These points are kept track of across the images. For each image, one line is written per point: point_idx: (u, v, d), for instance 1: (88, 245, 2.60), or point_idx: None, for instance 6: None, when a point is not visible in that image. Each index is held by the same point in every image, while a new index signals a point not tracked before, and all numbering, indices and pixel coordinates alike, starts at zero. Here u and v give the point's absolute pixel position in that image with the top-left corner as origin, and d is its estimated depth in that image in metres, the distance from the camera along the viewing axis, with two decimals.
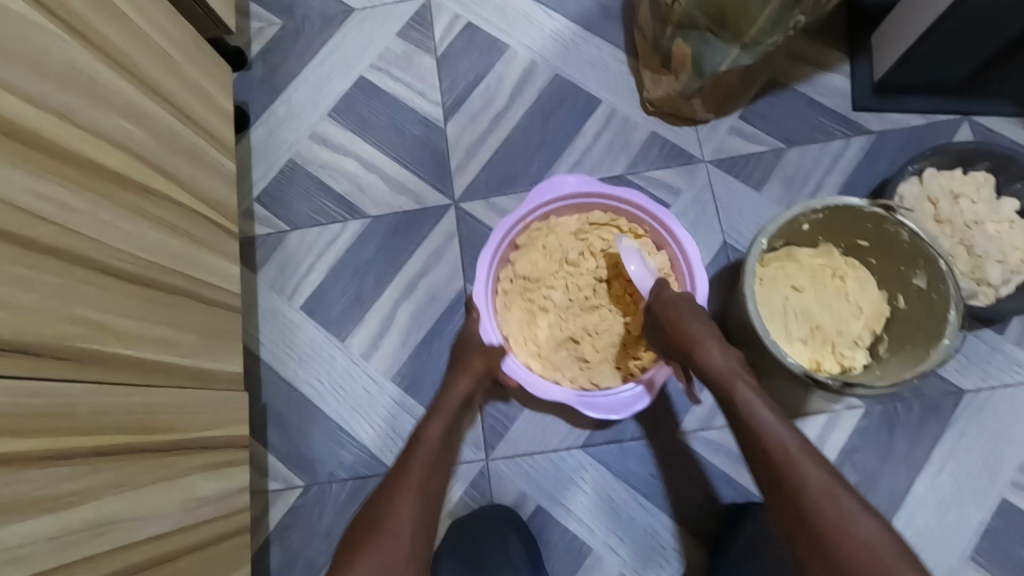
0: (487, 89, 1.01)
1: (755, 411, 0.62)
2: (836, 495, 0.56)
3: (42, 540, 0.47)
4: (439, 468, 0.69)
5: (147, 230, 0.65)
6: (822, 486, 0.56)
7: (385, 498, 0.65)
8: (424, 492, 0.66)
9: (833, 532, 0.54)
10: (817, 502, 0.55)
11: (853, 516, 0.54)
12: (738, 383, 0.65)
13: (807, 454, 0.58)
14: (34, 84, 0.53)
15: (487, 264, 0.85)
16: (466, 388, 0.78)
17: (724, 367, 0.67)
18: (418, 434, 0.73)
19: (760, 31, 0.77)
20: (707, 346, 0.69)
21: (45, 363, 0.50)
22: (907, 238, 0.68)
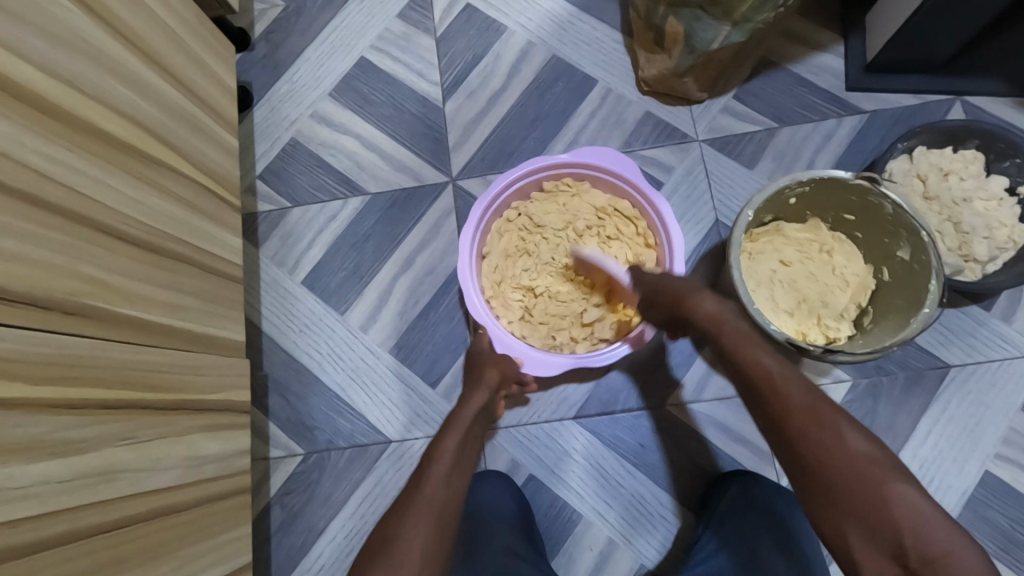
0: (484, 68, 1.03)
1: (746, 351, 0.63)
2: (828, 419, 0.56)
3: (53, 482, 0.50)
4: (456, 481, 0.63)
5: (151, 196, 0.67)
6: (807, 410, 0.57)
7: (398, 517, 0.58)
8: (438, 512, 0.59)
9: (831, 461, 0.54)
10: (807, 432, 0.56)
11: (843, 438, 0.55)
12: (725, 325, 0.66)
13: (794, 381, 0.60)
14: (43, 51, 0.55)
15: (475, 222, 0.87)
16: (480, 401, 0.75)
17: (713, 310, 0.68)
18: (429, 452, 0.67)
19: (749, 9, 0.77)
20: (696, 296, 0.70)
21: (54, 317, 0.52)
22: (890, 210, 0.69)
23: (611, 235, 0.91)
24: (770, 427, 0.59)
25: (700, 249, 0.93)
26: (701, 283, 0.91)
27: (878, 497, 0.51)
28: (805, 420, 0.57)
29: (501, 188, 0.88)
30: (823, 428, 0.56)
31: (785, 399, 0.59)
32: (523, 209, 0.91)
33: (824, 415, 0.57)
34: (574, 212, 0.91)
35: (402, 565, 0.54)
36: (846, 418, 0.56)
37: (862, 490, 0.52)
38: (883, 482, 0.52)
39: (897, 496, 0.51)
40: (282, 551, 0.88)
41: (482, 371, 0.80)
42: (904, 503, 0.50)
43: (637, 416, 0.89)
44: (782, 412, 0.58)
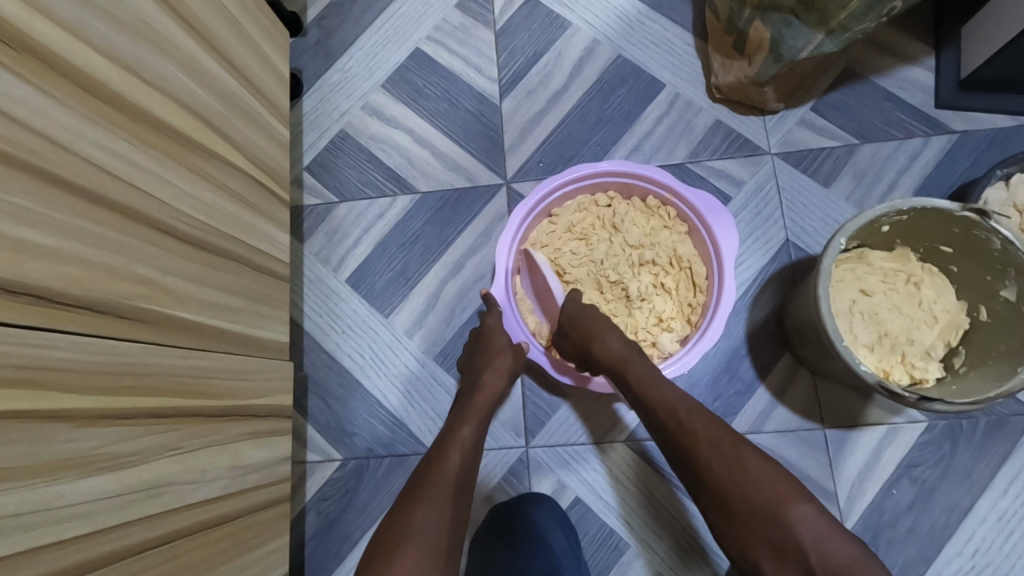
0: (545, 66, 0.98)
1: (648, 386, 0.65)
2: (729, 447, 0.58)
3: (103, 498, 0.47)
4: (467, 473, 0.63)
5: (205, 191, 0.64)
6: (709, 440, 0.59)
7: (414, 503, 0.58)
8: (456, 501, 0.60)
9: (733, 490, 0.56)
10: (710, 464, 0.58)
11: (745, 466, 0.56)
12: (631, 364, 0.68)
13: (698, 416, 0.61)
14: (105, 35, 0.51)
15: (518, 223, 0.82)
16: (496, 389, 0.73)
17: (616, 349, 0.70)
18: (444, 439, 0.66)
19: (849, 18, 0.71)
20: (603, 333, 0.71)
21: (109, 321, 0.49)
22: (999, 246, 0.64)
23: (667, 286, 0.83)
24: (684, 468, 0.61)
25: (768, 270, 0.87)
26: (769, 306, 0.86)
27: (780, 519, 0.53)
28: (707, 451, 0.59)
29: (586, 172, 0.83)
30: (726, 459, 0.57)
31: (687, 431, 0.61)
32: (614, 204, 0.85)
33: (727, 443, 0.59)
34: (656, 239, 0.84)
35: (423, 547, 0.54)
36: (748, 446, 0.58)
37: (762, 512, 0.54)
38: (785, 502, 0.54)
39: (798, 518, 0.52)
40: (316, 560, 0.86)
41: (496, 355, 0.76)
42: (804, 526, 0.52)
43: None
44: (687, 447, 0.60)
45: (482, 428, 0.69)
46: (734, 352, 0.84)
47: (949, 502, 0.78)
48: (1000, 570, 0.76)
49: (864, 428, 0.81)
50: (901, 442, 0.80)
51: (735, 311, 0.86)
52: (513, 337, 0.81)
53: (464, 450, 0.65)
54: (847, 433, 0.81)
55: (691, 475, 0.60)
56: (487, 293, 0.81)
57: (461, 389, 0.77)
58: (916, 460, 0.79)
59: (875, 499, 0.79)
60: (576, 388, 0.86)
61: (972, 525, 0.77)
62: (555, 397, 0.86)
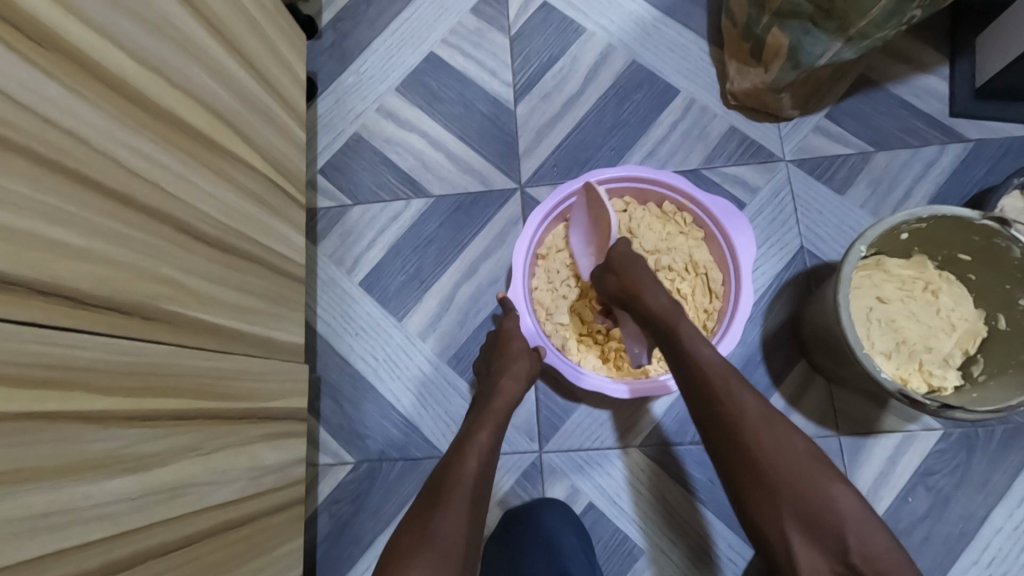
0: (561, 71, 0.98)
1: (699, 348, 0.62)
2: (776, 426, 0.58)
3: (126, 499, 0.47)
4: (484, 478, 0.63)
5: (226, 192, 0.64)
6: (759, 414, 0.58)
7: (433, 508, 0.58)
8: (474, 507, 0.59)
9: (779, 468, 0.56)
10: (755, 434, 0.57)
11: (788, 441, 0.57)
12: (678, 319, 0.65)
13: (747, 388, 0.60)
14: (132, 36, 0.52)
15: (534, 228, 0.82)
16: (513, 395, 0.73)
17: (663, 305, 0.66)
18: (461, 444, 0.66)
19: (869, 25, 0.71)
20: (647, 287, 0.67)
21: (134, 322, 0.49)
22: (1019, 254, 0.64)
23: (683, 291, 0.83)
24: (716, 435, 0.60)
25: (783, 276, 0.87)
26: (783, 313, 0.86)
27: (823, 499, 0.54)
28: (757, 426, 0.57)
29: (602, 177, 0.83)
30: (774, 433, 0.57)
31: (735, 402, 0.59)
32: (630, 208, 0.85)
33: (771, 420, 0.58)
34: (672, 244, 0.84)
35: (441, 552, 0.54)
36: (789, 424, 0.59)
37: (803, 489, 0.55)
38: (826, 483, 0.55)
39: (841, 499, 0.54)
40: (328, 563, 0.86)
41: (513, 360, 0.76)
42: (847, 507, 0.54)
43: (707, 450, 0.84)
44: (733, 419, 0.58)
45: (499, 434, 0.69)
46: (748, 358, 0.84)
47: (965, 511, 0.78)
48: None
49: (879, 436, 0.80)
50: (917, 450, 0.80)
51: (750, 317, 0.86)
52: (530, 341, 0.80)
53: (482, 456, 0.64)
54: (862, 440, 0.81)
55: (723, 446, 0.59)
56: (504, 297, 0.81)
57: (478, 393, 0.76)
58: (931, 469, 0.79)
59: (890, 507, 0.79)
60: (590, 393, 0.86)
61: (988, 533, 0.77)
62: (569, 401, 0.86)
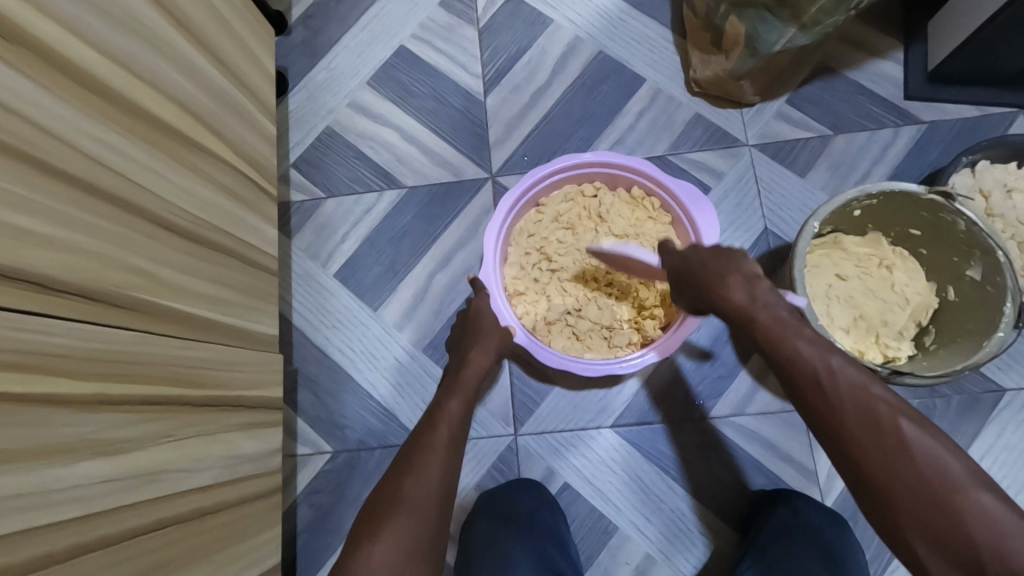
0: (529, 63, 0.99)
1: (788, 347, 0.54)
2: (880, 416, 0.47)
3: (99, 482, 0.48)
4: (457, 442, 0.66)
5: (197, 184, 0.65)
6: (859, 404, 0.49)
7: (407, 470, 0.60)
8: (448, 466, 0.62)
9: (887, 475, 0.45)
10: (861, 432, 0.47)
11: (906, 446, 0.46)
12: (760, 314, 0.57)
13: (841, 378, 0.51)
14: (99, 31, 0.52)
15: (505, 212, 0.84)
16: (484, 365, 0.75)
17: (744, 301, 0.58)
18: (433, 413, 0.69)
19: (821, 12, 0.74)
20: (729, 285, 0.59)
21: (103, 309, 0.50)
22: (964, 227, 0.67)
23: None
24: (818, 429, 0.51)
25: (747, 258, 0.90)
26: None
27: (950, 510, 0.43)
28: (858, 424, 0.48)
29: (573, 163, 0.85)
30: (878, 433, 0.47)
31: (829, 397, 0.50)
32: (600, 194, 0.88)
33: (886, 415, 0.47)
34: (641, 229, 0.86)
35: (415, 512, 0.56)
36: (911, 425, 0.46)
37: (936, 514, 0.43)
38: (956, 490, 0.43)
39: (974, 509, 0.42)
40: (308, 552, 0.86)
41: (483, 333, 0.78)
42: (981, 519, 0.42)
43: (678, 429, 0.86)
44: (828, 414, 0.50)
45: (470, 402, 0.72)
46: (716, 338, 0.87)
47: None
48: None
49: None
50: None
51: None
52: (499, 321, 0.80)
53: (453, 422, 0.67)
54: None
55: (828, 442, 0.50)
56: (475, 278, 0.81)
57: (449, 367, 0.78)
58: None
59: None
60: (562, 376, 0.88)
61: None
62: (543, 385, 0.88)
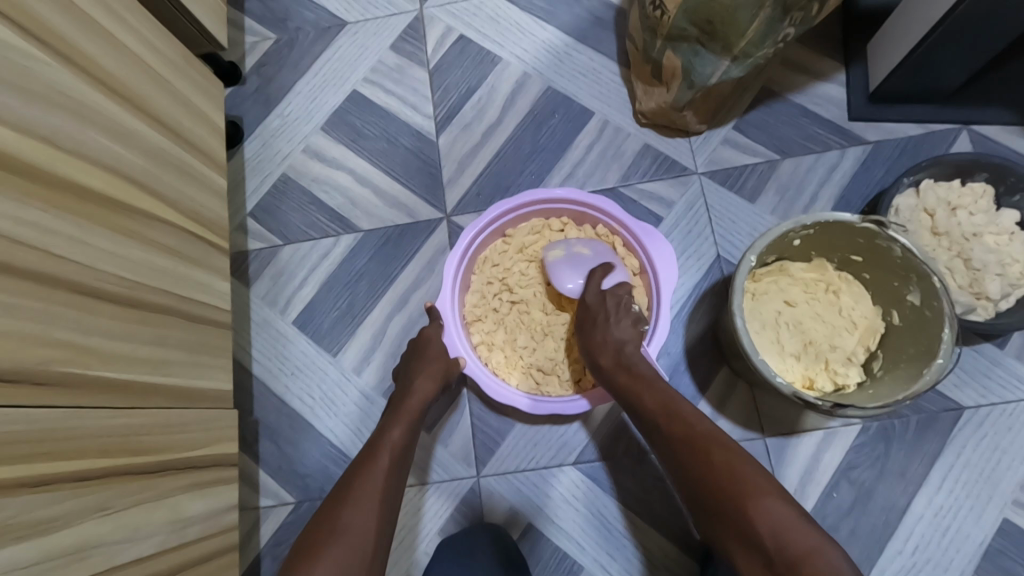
0: (479, 101, 1.01)
1: (639, 391, 0.67)
2: (698, 444, 0.59)
3: (19, 566, 0.47)
4: (397, 471, 0.66)
5: (131, 249, 0.65)
6: (681, 432, 0.61)
7: (341, 503, 0.60)
8: (385, 499, 0.62)
9: (704, 488, 0.57)
10: (675, 448, 0.61)
11: (711, 462, 0.57)
12: (624, 371, 0.70)
13: (674, 415, 0.62)
14: (18, 109, 0.53)
15: (465, 246, 0.84)
16: (427, 393, 0.74)
17: (611, 360, 0.72)
18: (374, 441, 0.68)
19: (749, 44, 0.75)
20: (598, 345, 0.74)
21: (25, 389, 0.50)
22: (899, 254, 0.67)
23: None
24: (660, 453, 0.63)
25: (702, 286, 0.90)
26: (706, 322, 0.88)
27: (740, 510, 0.53)
28: (683, 452, 0.60)
29: (540, 197, 0.85)
30: (693, 455, 0.58)
31: (668, 433, 0.62)
32: (566, 230, 0.87)
33: (704, 441, 0.59)
34: None
35: (349, 546, 0.57)
36: (719, 443, 0.58)
37: (726, 501, 0.54)
38: (752, 496, 0.53)
39: (763, 511, 0.52)
40: None
41: (431, 361, 0.77)
42: (768, 517, 0.51)
43: (638, 462, 0.85)
44: (669, 445, 0.62)
45: (413, 429, 0.71)
46: (676, 366, 0.86)
47: (888, 502, 0.80)
48: (940, 563, 0.77)
49: (802, 435, 0.82)
50: (839, 445, 0.82)
51: (672, 328, 0.88)
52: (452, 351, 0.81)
53: (395, 452, 0.67)
54: (787, 440, 0.82)
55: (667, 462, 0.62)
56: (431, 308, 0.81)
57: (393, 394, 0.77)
58: (853, 462, 0.81)
59: (818, 503, 0.80)
60: (521, 414, 0.88)
61: (910, 521, 0.79)
62: (503, 424, 0.87)
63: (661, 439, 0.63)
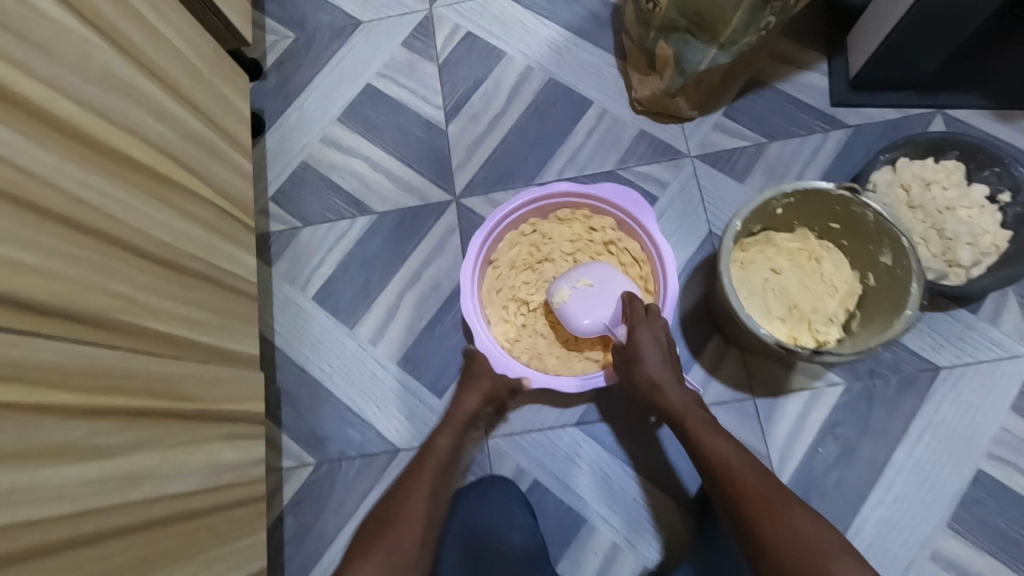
0: (486, 92, 1.08)
1: (706, 441, 0.71)
2: (770, 503, 0.62)
3: (85, 482, 0.53)
4: (441, 474, 0.78)
5: (172, 218, 0.72)
6: (755, 486, 0.64)
7: (400, 495, 0.74)
8: (433, 496, 0.75)
9: (778, 541, 0.59)
10: (747, 498, 0.64)
11: (788, 516, 0.61)
12: (689, 415, 0.75)
13: (748, 469, 0.66)
14: (78, 86, 0.60)
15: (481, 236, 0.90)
16: (474, 404, 0.84)
17: (679, 403, 0.76)
18: (424, 449, 0.80)
19: (734, 32, 0.82)
20: (665, 385, 0.78)
21: (87, 329, 0.56)
22: (872, 219, 0.73)
23: None
24: (724, 503, 0.66)
25: (695, 259, 0.96)
26: (699, 293, 0.94)
27: (817, 566, 0.56)
28: (754, 504, 0.63)
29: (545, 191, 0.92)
30: (768, 508, 0.62)
31: (737, 484, 0.66)
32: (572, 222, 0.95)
33: (780, 501, 0.62)
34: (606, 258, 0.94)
35: (402, 536, 0.69)
36: (795, 502, 0.62)
37: (803, 557, 0.57)
38: (826, 556, 0.57)
39: (839, 571, 0.55)
40: (295, 560, 0.91)
41: (477, 375, 0.86)
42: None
43: (637, 423, 0.91)
44: (737, 496, 0.65)
45: (459, 437, 0.82)
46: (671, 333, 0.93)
47: (870, 457, 0.85)
48: (920, 511, 0.83)
49: (789, 395, 0.88)
50: (824, 404, 0.87)
51: None
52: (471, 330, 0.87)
53: (440, 458, 0.78)
54: (775, 401, 0.88)
55: (733, 514, 0.65)
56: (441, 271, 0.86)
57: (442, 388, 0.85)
58: (837, 420, 0.87)
59: (804, 458, 0.86)
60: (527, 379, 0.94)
61: (891, 473, 0.84)
62: None
63: (729, 487, 0.66)
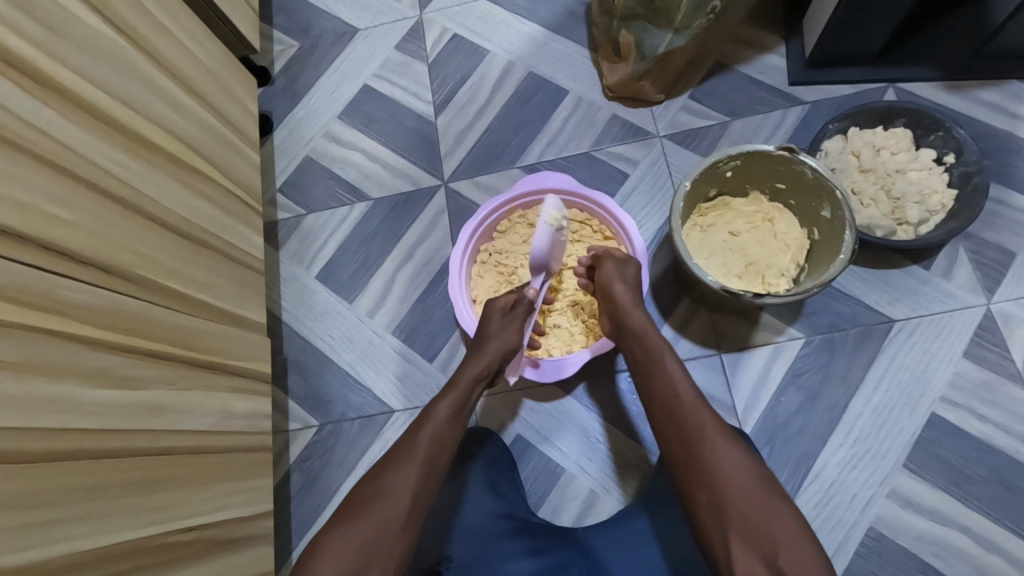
0: (472, 86, 1.18)
1: (671, 380, 0.76)
2: (726, 443, 0.70)
3: (113, 404, 0.63)
4: (442, 439, 0.75)
5: (188, 195, 0.82)
6: (714, 426, 0.71)
7: (384, 470, 0.72)
8: (423, 470, 0.72)
9: (725, 476, 0.67)
10: (702, 435, 0.70)
11: (737, 458, 0.69)
12: (661, 353, 0.79)
13: (705, 411, 0.73)
14: (107, 78, 0.71)
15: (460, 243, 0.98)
16: (476, 369, 0.81)
17: (655, 340, 0.80)
18: (423, 413, 0.77)
19: (685, 16, 0.91)
20: (641, 320, 0.83)
21: (115, 278, 0.67)
22: (811, 175, 0.80)
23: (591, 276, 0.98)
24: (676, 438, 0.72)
25: (664, 230, 1.04)
26: (668, 260, 1.01)
27: (760, 502, 0.65)
28: (708, 445, 0.69)
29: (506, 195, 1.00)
30: (726, 448, 0.69)
31: (694, 423, 0.72)
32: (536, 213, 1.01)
33: (734, 443, 0.70)
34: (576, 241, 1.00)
35: (388, 505, 0.69)
36: (743, 448, 0.70)
37: (750, 493, 0.66)
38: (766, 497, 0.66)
39: (777, 511, 0.65)
40: (302, 510, 1.00)
41: (489, 338, 0.83)
42: (781, 516, 0.65)
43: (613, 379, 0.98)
44: (691, 431, 0.71)
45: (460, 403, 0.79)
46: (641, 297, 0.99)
47: (830, 403, 0.91)
48: (876, 452, 0.88)
49: (753, 349, 0.94)
50: (786, 356, 0.93)
51: None
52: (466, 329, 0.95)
53: (436, 424, 0.75)
54: (741, 355, 0.94)
55: (681, 447, 0.71)
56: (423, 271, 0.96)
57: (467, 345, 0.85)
58: (799, 370, 0.93)
59: (768, 406, 0.92)
60: None
61: (850, 418, 0.90)
62: None
63: (686, 424, 0.72)
